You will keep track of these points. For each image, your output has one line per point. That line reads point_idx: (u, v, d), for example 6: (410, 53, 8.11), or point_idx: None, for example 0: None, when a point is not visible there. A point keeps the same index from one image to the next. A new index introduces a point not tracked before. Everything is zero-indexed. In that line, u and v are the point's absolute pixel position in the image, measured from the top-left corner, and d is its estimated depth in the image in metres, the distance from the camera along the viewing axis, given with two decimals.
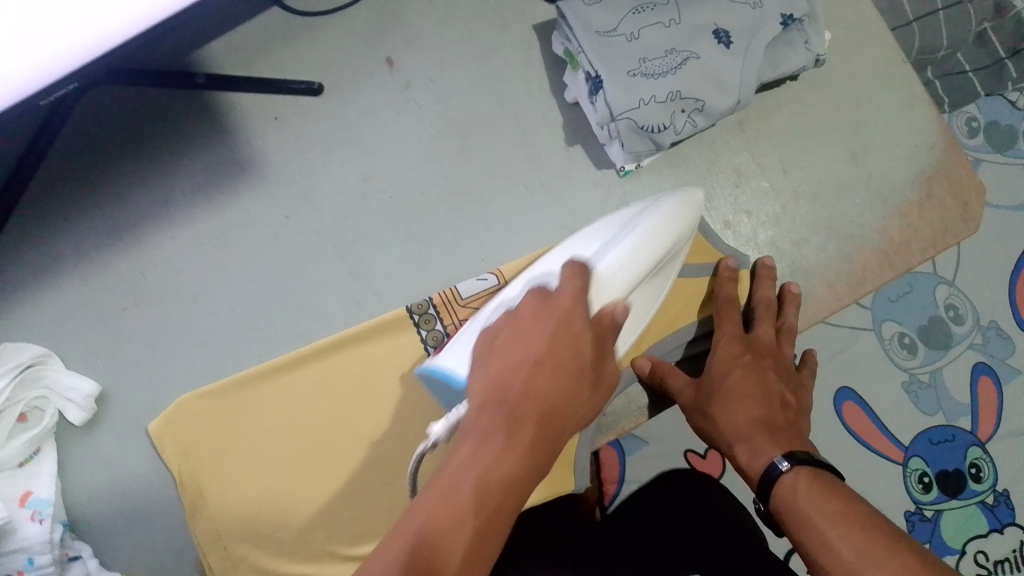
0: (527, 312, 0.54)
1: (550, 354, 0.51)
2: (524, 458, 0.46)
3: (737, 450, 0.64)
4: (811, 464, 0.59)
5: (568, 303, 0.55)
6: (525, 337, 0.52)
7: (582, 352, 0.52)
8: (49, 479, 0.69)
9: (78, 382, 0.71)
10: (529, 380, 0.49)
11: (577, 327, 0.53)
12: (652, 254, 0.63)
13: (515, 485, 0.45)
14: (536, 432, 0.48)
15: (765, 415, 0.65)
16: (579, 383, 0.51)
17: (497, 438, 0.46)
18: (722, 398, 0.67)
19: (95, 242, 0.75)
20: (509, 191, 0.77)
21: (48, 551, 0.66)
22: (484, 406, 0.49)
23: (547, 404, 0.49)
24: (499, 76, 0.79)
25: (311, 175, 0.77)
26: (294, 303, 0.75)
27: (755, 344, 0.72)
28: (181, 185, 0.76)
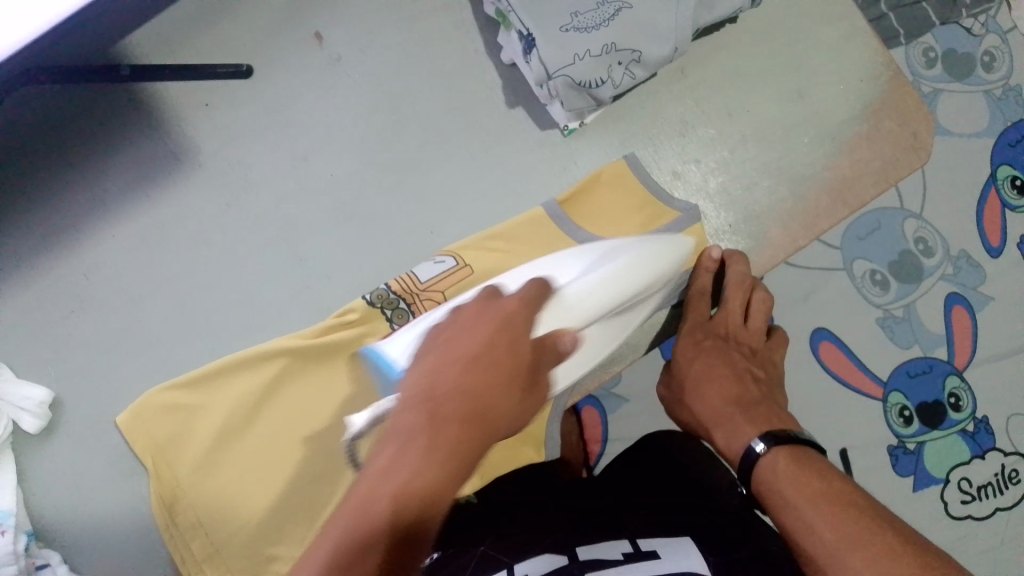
0: (469, 313, 0.51)
1: (485, 355, 0.47)
2: (448, 462, 0.42)
3: (718, 436, 0.70)
4: (786, 444, 0.64)
5: (511, 307, 0.51)
6: (465, 336, 0.49)
7: (515, 354, 0.48)
8: (9, 488, 0.68)
9: (29, 389, 0.70)
10: (456, 380, 0.46)
11: (517, 331, 0.50)
12: (621, 290, 0.66)
13: (446, 483, 0.42)
14: (464, 428, 0.44)
15: (739, 397, 0.71)
16: (511, 386, 0.47)
17: (422, 438, 0.42)
18: (695, 386, 0.74)
19: (30, 249, 0.72)
20: (453, 159, 0.76)
21: (12, 562, 0.65)
22: (408, 399, 0.45)
23: (480, 403, 0.45)
24: (432, 42, 0.77)
25: (249, 160, 0.75)
26: (243, 292, 0.74)
27: (717, 325, 0.76)
28: (115, 181, 0.74)
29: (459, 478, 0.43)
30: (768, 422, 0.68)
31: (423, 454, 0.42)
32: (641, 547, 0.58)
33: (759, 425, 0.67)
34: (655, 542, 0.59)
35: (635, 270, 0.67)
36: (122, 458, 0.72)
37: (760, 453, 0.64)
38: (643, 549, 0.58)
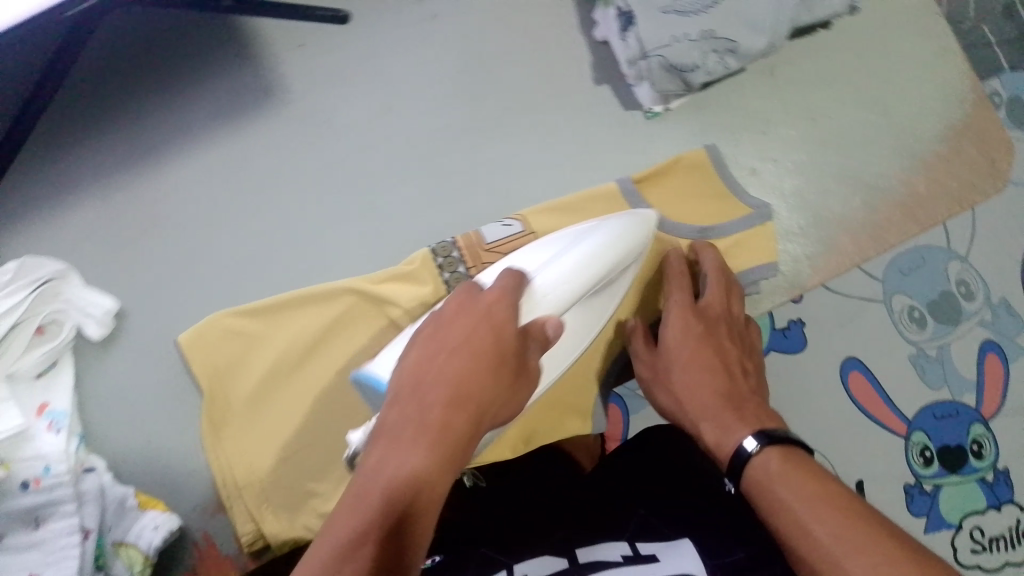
0: (449, 310, 0.55)
1: (467, 344, 0.52)
2: (441, 444, 0.46)
3: (704, 430, 0.60)
4: (781, 442, 0.55)
5: (493, 299, 0.56)
6: (450, 331, 0.53)
7: (493, 347, 0.52)
8: (67, 390, 0.71)
9: (98, 297, 0.72)
10: (444, 377, 0.50)
11: (499, 320, 0.54)
12: (599, 269, 0.63)
13: (438, 474, 0.45)
14: (453, 413, 0.48)
15: (722, 392, 0.62)
16: (499, 372, 0.51)
17: (411, 431, 0.47)
18: (683, 367, 0.65)
19: (113, 164, 0.74)
20: (535, 126, 0.76)
21: (64, 461, 0.68)
22: (393, 403, 0.49)
23: (470, 387, 0.50)
24: (529, 9, 0.77)
25: (335, 104, 0.76)
26: (314, 231, 0.75)
27: (705, 313, 0.68)
28: (202, 108, 0.75)
29: (449, 470, 0.46)
30: (752, 417, 0.59)
31: (418, 450, 0.45)
32: (641, 551, 0.57)
33: (751, 418, 0.58)
34: (653, 545, 0.58)
35: (587, 265, 0.62)
36: (175, 378, 0.73)
37: (753, 450, 0.54)
38: (641, 552, 0.57)
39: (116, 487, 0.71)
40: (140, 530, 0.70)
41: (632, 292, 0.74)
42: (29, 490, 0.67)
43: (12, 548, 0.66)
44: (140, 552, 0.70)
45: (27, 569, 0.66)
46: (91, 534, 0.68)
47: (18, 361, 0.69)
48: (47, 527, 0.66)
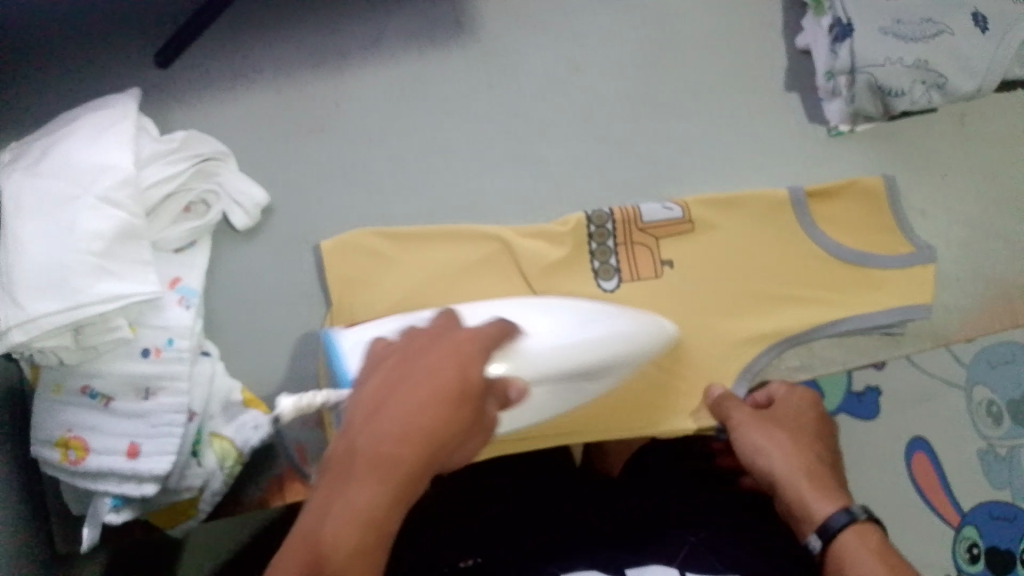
0: (421, 337, 0.47)
1: (427, 379, 0.43)
2: (379, 502, 0.41)
3: (796, 495, 0.59)
4: (869, 522, 0.55)
5: (466, 336, 0.47)
6: (420, 361, 0.45)
7: (472, 378, 0.44)
8: (200, 272, 0.71)
9: (249, 187, 0.72)
10: (404, 408, 0.42)
11: (467, 356, 0.45)
12: (581, 355, 0.57)
13: (387, 513, 0.42)
14: (400, 458, 0.42)
15: (807, 464, 0.62)
16: (460, 413, 0.43)
17: (348, 488, 0.41)
18: (789, 440, 0.64)
19: (296, 62, 0.75)
20: (715, 117, 0.75)
21: (186, 338, 0.67)
22: (351, 421, 0.43)
23: (423, 432, 0.42)
24: (736, 2, 0.77)
25: (525, 49, 0.75)
26: (473, 170, 0.74)
27: (783, 406, 0.69)
28: (393, 27, 0.75)
29: (399, 510, 0.42)
30: (835, 495, 0.59)
31: (366, 485, 0.41)
32: None
33: (844, 499, 0.59)
34: None
35: (579, 346, 0.58)
36: (306, 283, 0.73)
37: (839, 526, 0.55)
38: None
39: (224, 379, 0.70)
40: (240, 425, 0.69)
41: (782, 304, 0.71)
42: (149, 359, 0.66)
43: (119, 413, 0.66)
44: (234, 448, 0.69)
45: (129, 436, 0.66)
46: (196, 417, 0.68)
47: (166, 232, 0.69)
48: (157, 400, 0.66)
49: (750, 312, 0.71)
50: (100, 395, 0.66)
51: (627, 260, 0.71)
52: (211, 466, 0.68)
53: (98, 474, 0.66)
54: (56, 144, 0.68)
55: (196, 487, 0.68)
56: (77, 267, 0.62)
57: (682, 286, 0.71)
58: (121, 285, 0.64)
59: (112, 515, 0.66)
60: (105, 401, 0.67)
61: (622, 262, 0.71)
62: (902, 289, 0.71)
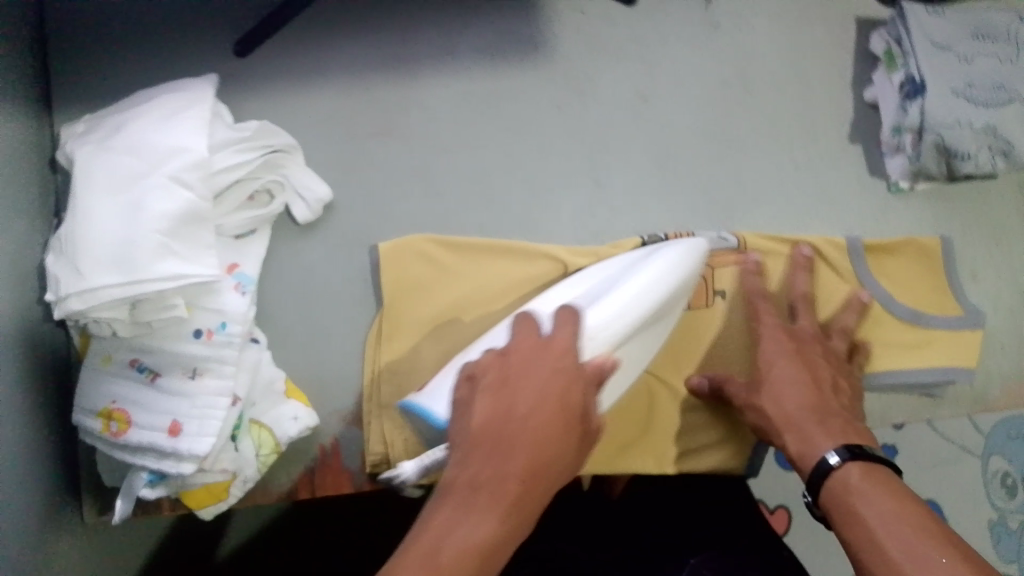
0: (517, 356, 0.53)
1: (541, 407, 0.49)
2: (505, 518, 0.45)
3: (787, 441, 0.60)
4: (865, 459, 0.54)
5: (561, 351, 0.53)
6: (529, 386, 0.50)
7: (573, 396, 0.50)
8: (257, 260, 0.72)
9: (316, 184, 0.73)
10: (522, 438, 0.48)
11: (572, 377, 0.51)
12: (642, 312, 0.61)
13: (506, 536, 0.45)
14: (523, 478, 0.47)
15: (818, 403, 0.61)
16: (568, 435, 0.50)
17: (476, 508, 0.45)
18: (772, 386, 0.64)
19: (370, 63, 0.76)
20: (778, 161, 0.76)
21: (241, 324, 0.68)
22: (467, 453, 0.48)
23: (543, 456, 0.48)
24: (808, 50, 0.78)
25: (596, 74, 0.77)
26: (533, 190, 0.75)
27: (799, 332, 0.67)
28: (469, 41, 0.77)
29: (513, 538, 0.46)
30: (852, 435, 0.58)
31: (487, 513, 0.45)
32: None
33: (840, 437, 0.57)
34: None
35: (619, 290, 0.61)
36: (359, 282, 0.74)
37: (839, 463, 0.55)
38: None
39: (270, 368, 0.71)
40: (280, 416, 0.70)
41: None
42: (200, 340, 0.67)
43: (163, 390, 0.67)
44: (272, 437, 0.70)
45: (171, 414, 0.66)
46: (239, 403, 0.68)
47: (230, 218, 0.70)
48: (202, 382, 0.67)
49: None
50: (149, 371, 0.67)
51: None
52: (248, 453, 0.69)
53: (138, 448, 0.66)
54: (132, 119, 0.69)
55: (230, 472, 0.68)
56: (139, 242, 0.63)
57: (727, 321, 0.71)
58: (183, 264, 0.64)
59: (146, 490, 0.66)
60: (152, 377, 0.67)
61: None
62: (946, 352, 0.72)
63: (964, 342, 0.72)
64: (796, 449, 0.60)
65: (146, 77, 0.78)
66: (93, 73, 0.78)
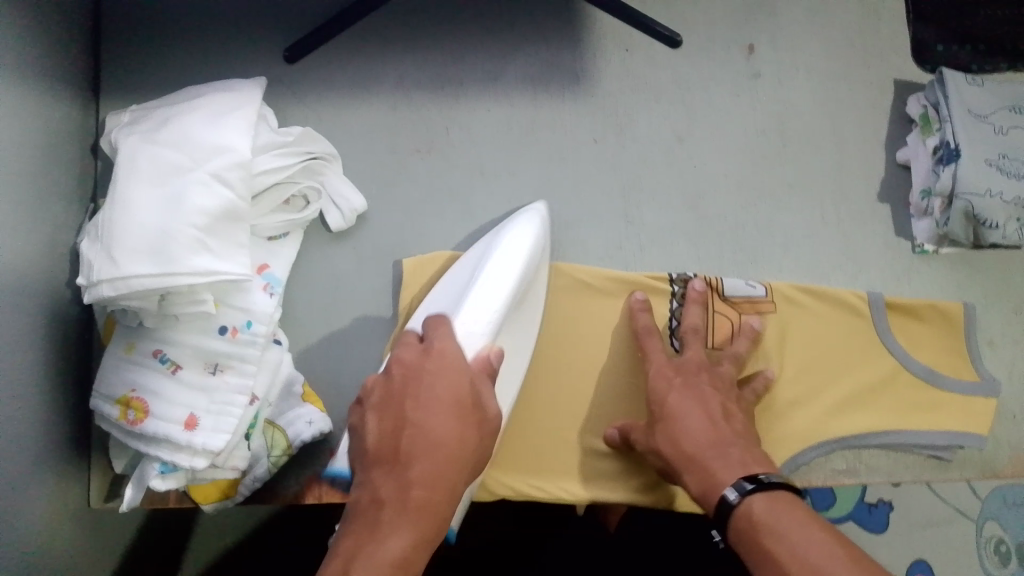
0: (397, 366, 0.52)
1: (431, 411, 0.49)
2: (417, 527, 0.46)
3: (689, 481, 0.58)
4: (766, 488, 0.53)
5: (445, 349, 0.52)
6: (422, 395, 0.50)
7: (465, 392, 0.50)
8: (286, 263, 0.73)
9: (351, 194, 0.75)
10: (420, 451, 0.48)
11: (458, 372, 0.51)
12: (498, 286, 0.59)
13: (419, 543, 0.46)
14: (429, 488, 0.47)
15: (715, 434, 0.59)
16: (467, 429, 0.49)
17: (382, 526, 0.46)
18: (665, 427, 0.62)
19: (417, 81, 0.78)
20: (806, 212, 0.77)
21: (265, 323, 0.69)
22: (370, 474, 0.49)
23: (443, 456, 0.48)
24: (844, 107, 0.79)
25: (635, 112, 0.78)
26: (561, 220, 0.76)
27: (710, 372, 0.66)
28: (513, 68, 0.79)
29: (429, 545, 0.47)
30: (751, 463, 0.56)
31: (398, 528, 0.46)
32: None
33: (739, 471, 0.55)
34: None
35: (478, 288, 0.59)
36: (383, 294, 0.75)
37: (738, 500, 0.53)
38: None
39: (289, 370, 0.72)
40: (293, 418, 0.70)
41: (840, 405, 0.72)
42: (225, 337, 0.68)
43: (184, 382, 0.67)
44: (285, 438, 0.70)
45: (188, 408, 0.66)
46: (256, 402, 0.69)
47: (265, 219, 0.71)
48: (223, 378, 0.68)
49: (810, 401, 0.72)
50: (169, 362, 0.67)
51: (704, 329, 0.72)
52: (259, 451, 0.70)
53: (152, 438, 0.66)
54: (178, 114, 0.70)
55: (240, 470, 0.69)
56: (177, 238, 0.64)
57: (752, 365, 0.72)
58: (215, 261, 0.65)
59: (157, 480, 0.66)
60: (172, 368, 0.67)
61: None
62: (956, 418, 0.72)
63: (976, 410, 0.73)
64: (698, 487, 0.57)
65: (194, 73, 0.80)
66: (144, 65, 0.80)
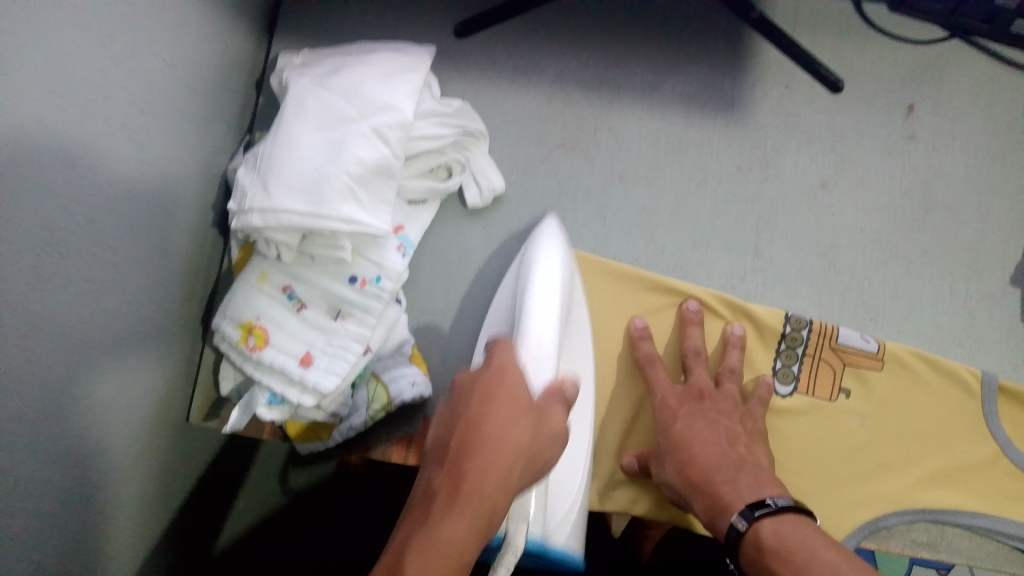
0: (461, 376, 0.49)
1: (485, 406, 0.46)
2: (471, 516, 0.42)
3: (698, 505, 0.61)
4: (774, 511, 0.54)
5: (502, 357, 0.49)
6: (480, 395, 0.47)
7: (521, 394, 0.47)
8: (421, 227, 0.75)
9: (493, 174, 0.77)
10: (475, 445, 0.44)
11: (512, 373, 0.48)
12: (548, 290, 0.58)
13: (471, 539, 0.41)
14: (484, 478, 0.43)
15: (726, 460, 0.62)
16: (523, 424, 0.46)
17: (431, 522, 0.42)
18: (674, 450, 0.65)
19: (579, 79, 0.81)
20: (934, 280, 0.77)
21: (393, 281, 0.71)
22: (427, 472, 0.46)
23: (501, 449, 0.44)
24: (994, 185, 0.79)
25: (783, 148, 0.79)
26: (691, 240, 0.77)
27: (720, 401, 0.69)
28: (673, 84, 0.81)
29: (486, 535, 0.42)
30: (765, 487, 0.58)
31: (450, 523, 0.42)
32: None
33: (746, 494, 0.58)
34: None
35: (535, 296, 0.57)
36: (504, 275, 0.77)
37: (746, 526, 0.55)
38: None
39: (403, 330, 0.74)
40: (399, 376, 0.72)
41: (928, 479, 0.72)
42: (353, 286, 0.70)
43: (306, 320, 0.70)
44: (387, 395, 0.72)
45: (306, 345, 0.69)
46: (369, 352, 0.71)
47: (411, 183, 0.73)
48: (344, 324, 0.70)
49: (900, 468, 0.72)
50: (296, 299, 0.71)
51: (809, 373, 0.73)
52: (360, 402, 0.72)
53: (267, 367, 0.69)
54: (352, 66, 0.73)
55: (339, 413, 0.71)
56: (330, 183, 0.66)
57: (849, 419, 0.73)
58: (360, 212, 0.67)
59: (263, 409, 0.68)
60: (298, 306, 0.70)
61: (803, 372, 0.73)
62: None
63: None
64: (704, 509, 0.60)
65: (370, 31, 0.84)
66: (326, 15, 0.84)
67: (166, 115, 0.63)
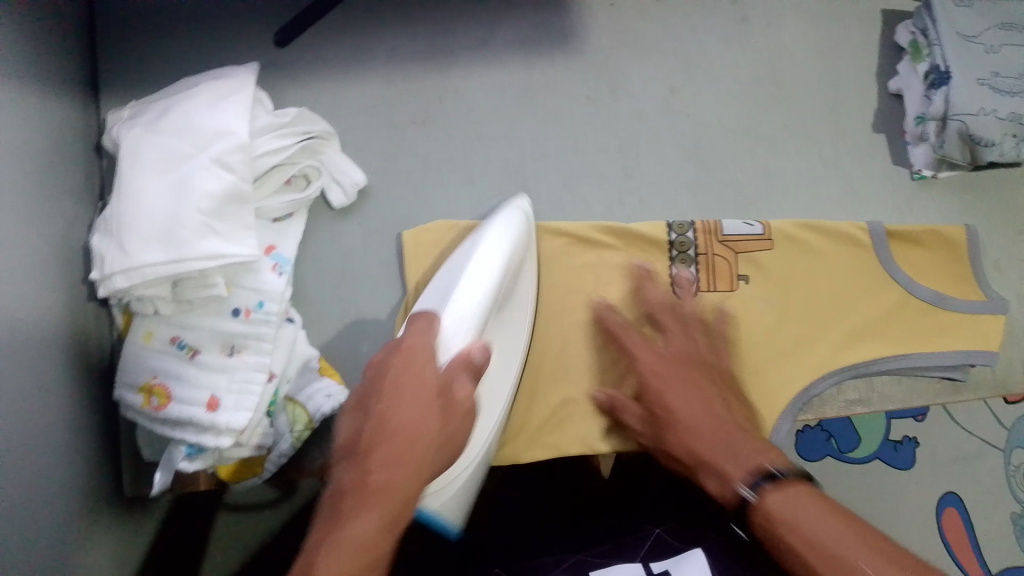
0: (374, 368, 0.53)
1: (393, 398, 0.49)
2: (382, 509, 0.46)
3: None
4: (791, 483, 0.52)
5: (411, 343, 0.52)
6: (391, 386, 0.50)
7: (428, 378, 0.50)
8: (293, 241, 0.75)
9: (351, 169, 0.76)
10: (384, 435, 0.48)
11: (421, 360, 0.51)
12: (484, 262, 0.60)
13: (381, 531, 0.45)
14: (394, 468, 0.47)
15: (687, 410, 0.59)
16: (429, 411, 0.49)
17: (345, 513, 0.46)
18: None
19: (411, 54, 0.80)
20: (803, 151, 0.78)
21: (277, 302, 0.71)
22: (340, 466, 0.49)
23: (407, 436, 0.48)
24: (834, 45, 0.80)
25: (626, 66, 0.79)
26: (562, 178, 0.77)
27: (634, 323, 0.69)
28: (503, 33, 0.80)
29: (395, 525, 0.46)
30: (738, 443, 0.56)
31: (359, 516, 0.45)
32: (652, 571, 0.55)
33: None
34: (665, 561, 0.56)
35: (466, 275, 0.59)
36: (392, 265, 0.77)
37: (757, 499, 0.52)
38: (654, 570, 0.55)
39: (304, 346, 0.74)
40: (313, 392, 0.71)
41: (847, 338, 0.72)
42: (238, 318, 0.69)
43: (203, 365, 0.68)
44: (306, 412, 0.71)
45: (210, 389, 0.67)
46: (274, 378, 0.70)
47: (269, 201, 0.72)
48: (241, 358, 0.69)
49: (819, 336, 0.73)
50: (187, 346, 0.68)
51: (707, 270, 0.73)
52: (282, 427, 0.71)
53: (176, 422, 0.67)
54: (176, 101, 0.71)
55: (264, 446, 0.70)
56: (182, 223, 0.64)
57: (757, 303, 0.73)
58: (222, 244, 0.65)
59: (185, 463, 0.68)
60: (191, 353, 0.68)
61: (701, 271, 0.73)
62: (961, 336, 0.72)
63: (982, 327, 0.73)
64: None
65: (190, 67, 0.82)
66: (143, 62, 0.82)
67: (16, 204, 0.61)
